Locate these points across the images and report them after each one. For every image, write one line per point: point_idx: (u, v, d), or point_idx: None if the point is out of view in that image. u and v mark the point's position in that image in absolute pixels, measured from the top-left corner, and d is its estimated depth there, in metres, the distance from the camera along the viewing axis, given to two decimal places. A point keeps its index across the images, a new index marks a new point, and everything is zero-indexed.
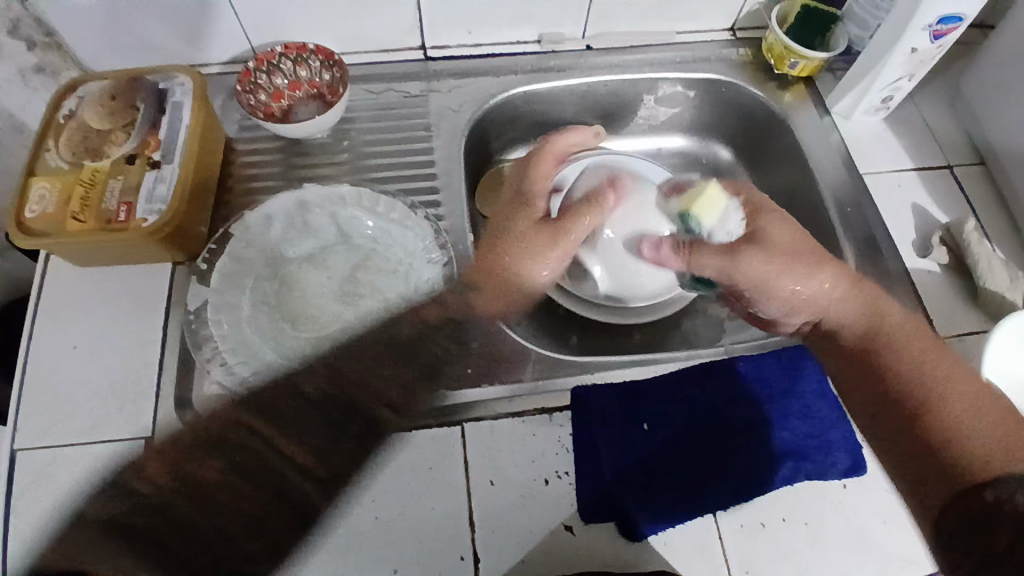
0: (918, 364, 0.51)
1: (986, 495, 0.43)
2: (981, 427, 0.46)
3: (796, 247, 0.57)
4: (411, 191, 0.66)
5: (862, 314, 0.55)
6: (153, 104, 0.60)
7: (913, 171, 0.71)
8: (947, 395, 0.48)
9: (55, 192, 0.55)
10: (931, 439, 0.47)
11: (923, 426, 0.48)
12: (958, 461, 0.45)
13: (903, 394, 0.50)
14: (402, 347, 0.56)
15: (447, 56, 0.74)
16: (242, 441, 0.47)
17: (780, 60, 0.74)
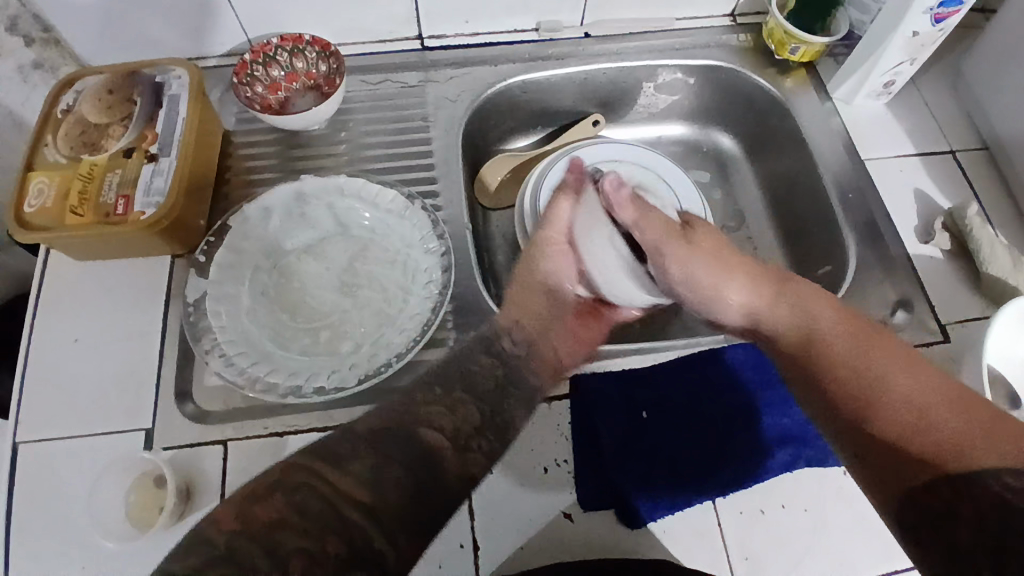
0: (857, 355, 0.45)
1: (942, 488, 0.38)
2: (933, 412, 0.40)
3: (717, 252, 0.55)
4: (409, 181, 0.66)
5: (789, 307, 0.50)
6: (150, 97, 0.60)
7: (915, 156, 0.71)
8: (895, 380, 0.43)
9: (53, 186, 0.55)
10: (876, 438, 0.42)
11: (876, 427, 0.42)
12: (918, 456, 0.40)
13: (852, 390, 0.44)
14: (438, 382, 0.49)
15: (444, 46, 0.74)
16: (310, 475, 0.41)
17: (781, 46, 0.73)
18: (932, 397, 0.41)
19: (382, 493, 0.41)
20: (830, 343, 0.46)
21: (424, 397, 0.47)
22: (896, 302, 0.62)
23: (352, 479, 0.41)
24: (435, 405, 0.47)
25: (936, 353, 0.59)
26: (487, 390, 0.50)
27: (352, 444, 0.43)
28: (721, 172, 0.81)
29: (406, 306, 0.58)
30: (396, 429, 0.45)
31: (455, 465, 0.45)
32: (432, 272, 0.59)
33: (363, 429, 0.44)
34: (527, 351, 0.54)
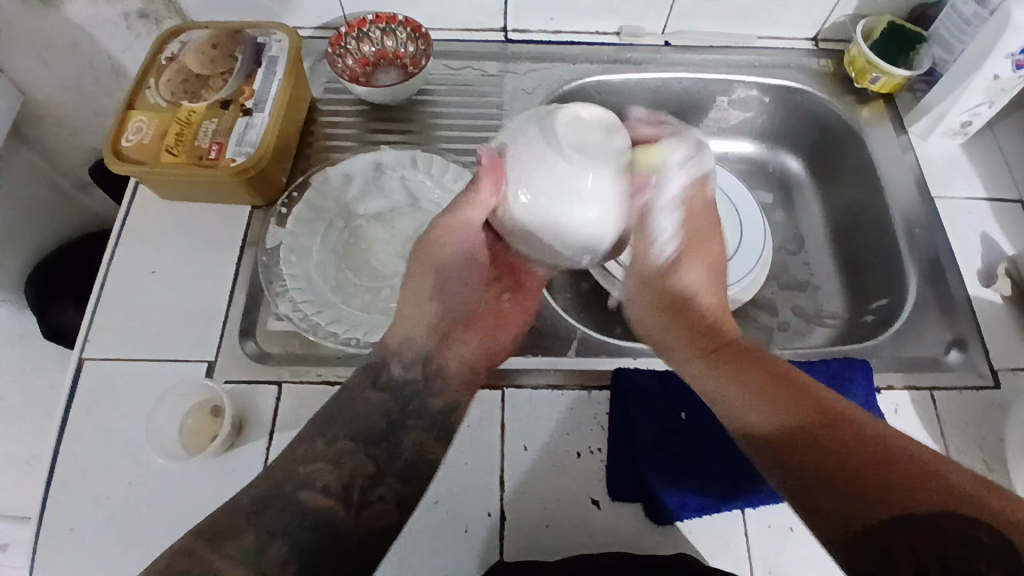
0: (811, 383, 0.45)
1: (919, 524, 0.36)
2: (898, 443, 0.39)
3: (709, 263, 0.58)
4: (478, 164, 0.68)
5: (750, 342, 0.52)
6: (250, 56, 0.64)
7: (985, 200, 0.70)
8: (870, 426, 0.41)
9: (152, 126, 0.59)
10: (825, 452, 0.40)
11: (829, 483, 0.39)
12: (854, 470, 0.39)
13: (804, 437, 0.42)
14: (320, 430, 0.48)
15: (528, 40, 0.76)
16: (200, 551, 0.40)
17: (862, 74, 0.73)
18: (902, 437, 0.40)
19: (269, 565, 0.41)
20: (783, 392, 0.45)
21: (303, 452, 0.46)
22: (949, 342, 0.62)
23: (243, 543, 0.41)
24: (312, 451, 0.46)
25: (985, 397, 0.58)
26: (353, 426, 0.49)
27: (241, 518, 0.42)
28: (784, 195, 0.81)
29: None
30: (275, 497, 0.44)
31: (352, 523, 0.45)
32: None
33: (246, 500, 0.43)
34: (421, 372, 0.54)
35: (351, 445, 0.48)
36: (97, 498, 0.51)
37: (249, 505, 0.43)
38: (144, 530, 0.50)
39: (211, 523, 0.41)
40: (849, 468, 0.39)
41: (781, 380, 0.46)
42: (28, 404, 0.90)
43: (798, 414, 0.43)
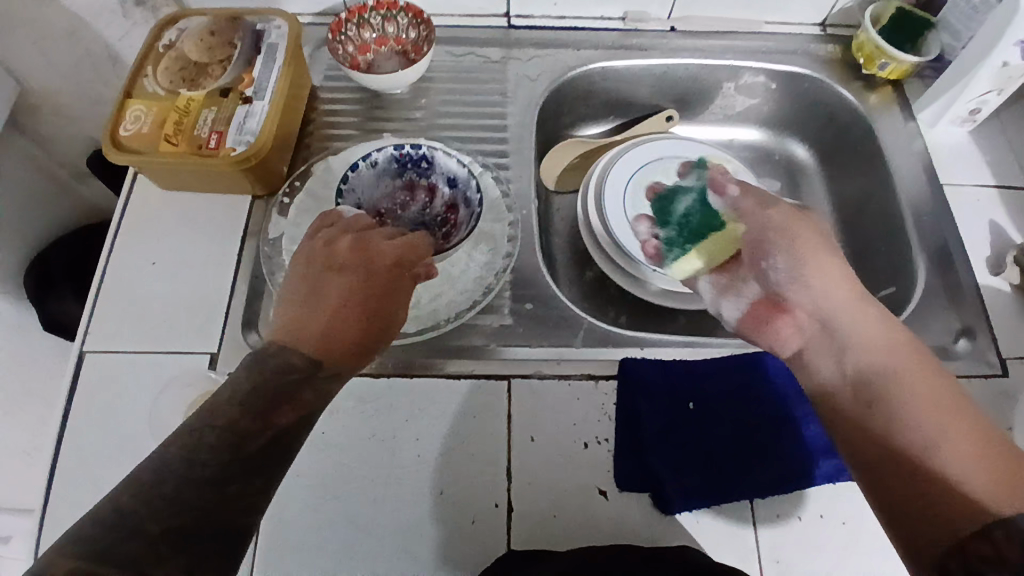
0: (897, 380, 0.46)
1: (991, 532, 0.36)
2: (969, 455, 0.41)
3: (819, 247, 0.54)
4: (481, 152, 0.67)
5: (845, 329, 0.50)
6: (250, 44, 0.62)
7: (993, 187, 0.69)
8: (947, 436, 0.42)
9: (150, 114, 0.58)
10: (889, 448, 0.43)
11: (884, 466, 0.43)
12: (915, 468, 0.42)
13: (866, 428, 0.46)
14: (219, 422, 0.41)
15: (531, 26, 0.75)
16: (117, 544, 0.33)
17: (869, 60, 0.72)
18: (961, 434, 0.42)
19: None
20: (859, 387, 0.48)
21: (201, 450, 0.39)
22: (958, 331, 0.61)
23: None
24: (205, 471, 0.38)
25: (994, 385, 0.58)
26: (239, 436, 0.41)
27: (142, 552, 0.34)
28: (790, 183, 0.80)
29: (467, 270, 0.60)
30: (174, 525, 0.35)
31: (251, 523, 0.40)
32: (499, 243, 0.61)
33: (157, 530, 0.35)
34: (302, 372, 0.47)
35: (247, 466, 0.40)
36: (102, 491, 0.50)
37: (158, 536, 0.35)
38: None
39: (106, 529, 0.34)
40: (902, 463, 0.42)
41: (860, 374, 0.48)
42: (28, 396, 0.89)
43: (867, 407, 0.46)
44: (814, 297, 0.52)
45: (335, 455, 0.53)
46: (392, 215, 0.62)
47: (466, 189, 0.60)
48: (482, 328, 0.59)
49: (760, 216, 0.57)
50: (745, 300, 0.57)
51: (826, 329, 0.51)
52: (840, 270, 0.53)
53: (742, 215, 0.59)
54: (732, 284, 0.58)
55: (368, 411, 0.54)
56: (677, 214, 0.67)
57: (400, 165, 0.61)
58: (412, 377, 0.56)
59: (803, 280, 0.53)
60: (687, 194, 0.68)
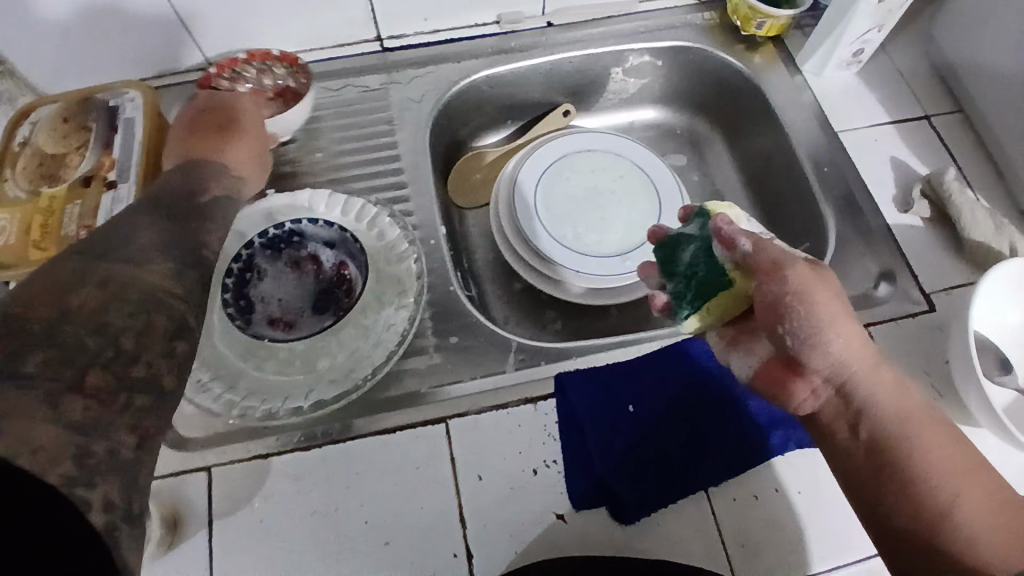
0: (913, 446, 0.42)
1: None
2: (982, 525, 0.40)
3: (836, 300, 0.43)
4: (377, 188, 0.64)
5: (859, 390, 0.43)
6: (105, 123, 0.57)
7: (890, 124, 0.70)
8: (962, 504, 0.41)
9: (14, 223, 0.53)
10: (905, 516, 0.42)
11: (900, 532, 0.43)
12: (933, 541, 0.41)
13: (883, 500, 0.43)
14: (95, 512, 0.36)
15: (406, 45, 0.71)
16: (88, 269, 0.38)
17: (746, 21, 0.72)
18: (970, 498, 0.41)
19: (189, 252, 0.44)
20: (878, 457, 0.43)
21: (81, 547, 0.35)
22: (878, 275, 0.62)
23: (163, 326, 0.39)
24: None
25: (923, 322, 0.59)
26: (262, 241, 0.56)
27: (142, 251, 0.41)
28: (697, 154, 0.80)
29: (381, 316, 0.58)
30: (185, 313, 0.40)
31: None
32: (406, 281, 0.59)
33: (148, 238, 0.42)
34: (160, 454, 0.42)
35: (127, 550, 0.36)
36: None
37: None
38: None
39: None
40: (920, 532, 0.42)
41: (873, 437, 0.43)
42: None
43: (882, 475, 0.43)
44: (832, 362, 0.43)
45: (279, 542, 0.50)
46: (289, 301, 0.60)
47: (349, 247, 0.60)
48: (411, 371, 0.57)
49: (772, 279, 0.43)
50: (756, 357, 0.47)
51: (837, 390, 0.44)
52: (848, 321, 0.43)
53: (755, 273, 0.45)
54: (743, 338, 0.48)
55: (306, 486, 0.51)
56: (682, 264, 0.54)
57: (273, 249, 0.60)
58: (346, 443, 0.53)
59: (817, 349, 0.43)
60: (692, 241, 0.53)
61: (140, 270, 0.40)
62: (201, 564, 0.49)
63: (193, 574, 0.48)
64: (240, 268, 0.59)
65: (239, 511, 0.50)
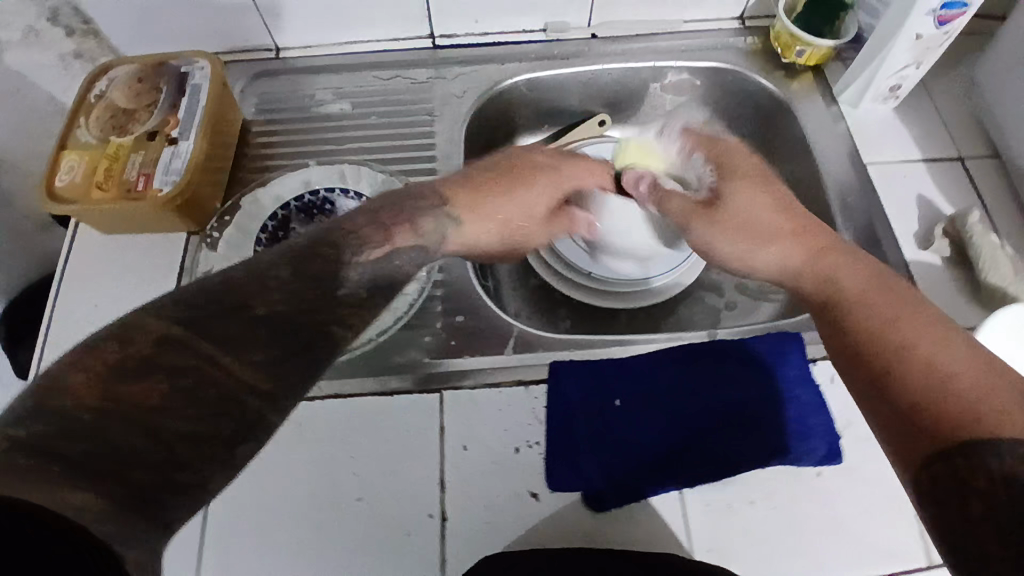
0: (886, 313, 0.44)
1: (958, 454, 0.36)
2: (956, 366, 0.40)
3: (775, 210, 0.55)
4: (409, 172, 0.68)
5: (820, 272, 0.50)
6: (175, 87, 0.64)
7: (922, 161, 0.70)
8: (921, 342, 0.42)
9: (83, 164, 0.60)
10: (871, 365, 0.43)
11: (868, 387, 0.43)
12: (891, 378, 0.41)
13: (861, 369, 0.44)
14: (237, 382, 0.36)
15: (456, 44, 0.76)
16: (197, 357, 0.34)
17: (787, 48, 0.73)
18: (926, 345, 0.41)
19: (284, 321, 0.38)
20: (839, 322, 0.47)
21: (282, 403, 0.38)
22: None
23: (226, 424, 0.34)
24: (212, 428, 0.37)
25: None
26: (375, 286, 0.45)
27: (245, 327, 0.37)
28: None
29: None
30: (269, 408, 0.36)
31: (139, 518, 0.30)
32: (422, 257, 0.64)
33: (260, 311, 0.37)
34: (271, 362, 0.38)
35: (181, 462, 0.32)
36: None
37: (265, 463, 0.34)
38: None
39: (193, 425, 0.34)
40: (879, 371, 0.42)
41: (833, 305, 0.48)
42: None
43: (859, 358, 0.44)
44: (767, 249, 0.54)
45: (274, 480, 0.54)
46: None
47: None
48: (417, 341, 0.61)
49: (672, 201, 0.62)
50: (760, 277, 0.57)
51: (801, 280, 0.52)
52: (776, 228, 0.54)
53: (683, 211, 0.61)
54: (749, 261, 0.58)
55: (305, 434, 0.55)
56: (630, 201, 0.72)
57: (306, 214, 0.63)
58: (346, 399, 0.57)
59: (749, 256, 0.55)
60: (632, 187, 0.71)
61: (233, 353, 0.35)
62: None
63: None
64: (274, 227, 0.63)
65: None
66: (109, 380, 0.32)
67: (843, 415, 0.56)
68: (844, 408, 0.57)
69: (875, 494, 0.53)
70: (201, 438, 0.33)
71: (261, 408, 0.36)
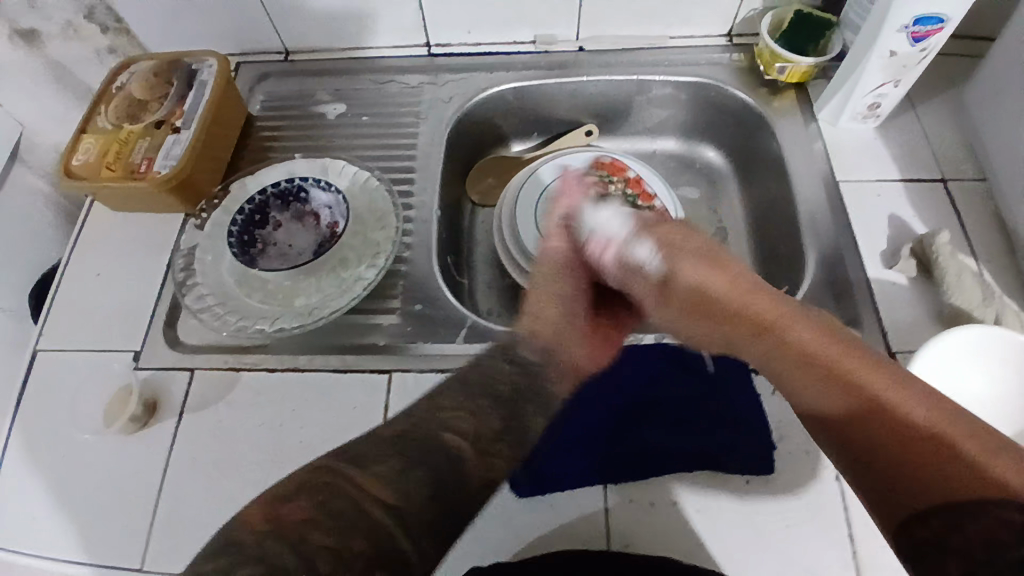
0: (848, 363, 0.42)
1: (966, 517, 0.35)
2: (948, 428, 0.37)
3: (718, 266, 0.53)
4: (390, 169, 0.73)
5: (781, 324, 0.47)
6: (183, 83, 0.71)
7: (899, 182, 0.69)
8: (899, 405, 0.39)
9: (97, 147, 0.67)
10: (864, 441, 0.40)
11: (869, 469, 0.39)
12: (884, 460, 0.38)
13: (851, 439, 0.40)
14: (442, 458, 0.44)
15: (449, 53, 0.80)
16: (338, 475, 0.42)
17: (769, 66, 0.74)
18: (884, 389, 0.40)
19: (405, 440, 0.45)
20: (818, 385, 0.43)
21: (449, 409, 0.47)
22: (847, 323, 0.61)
23: (366, 544, 0.40)
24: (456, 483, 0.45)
25: None
26: (506, 398, 0.48)
27: (458, 423, 0.47)
28: (711, 189, 0.82)
29: (359, 272, 0.65)
30: (399, 527, 0.41)
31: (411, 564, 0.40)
32: (382, 246, 0.66)
33: (387, 432, 0.46)
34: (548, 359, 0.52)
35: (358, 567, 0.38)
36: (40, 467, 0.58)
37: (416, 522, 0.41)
38: (73, 494, 0.57)
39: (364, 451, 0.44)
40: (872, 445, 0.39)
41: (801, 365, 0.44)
42: None
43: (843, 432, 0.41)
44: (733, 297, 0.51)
45: (229, 440, 0.58)
46: (285, 246, 0.66)
47: (340, 210, 0.65)
48: (378, 325, 0.64)
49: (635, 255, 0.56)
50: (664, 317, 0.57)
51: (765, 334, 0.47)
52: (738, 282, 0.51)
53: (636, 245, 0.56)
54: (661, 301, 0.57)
55: (263, 401, 0.59)
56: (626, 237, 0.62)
57: (282, 201, 0.66)
58: (302, 372, 0.61)
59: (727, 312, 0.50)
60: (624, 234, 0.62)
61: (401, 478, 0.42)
62: (166, 443, 0.58)
63: (158, 450, 0.58)
64: (251, 210, 0.66)
65: (206, 408, 0.59)
66: (282, 502, 0.41)
67: (779, 427, 0.56)
68: (781, 419, 0.56)
69: (802, 504, 0.53)
70: (343, 553, 0.39)
71: (405, 529, 0.41)
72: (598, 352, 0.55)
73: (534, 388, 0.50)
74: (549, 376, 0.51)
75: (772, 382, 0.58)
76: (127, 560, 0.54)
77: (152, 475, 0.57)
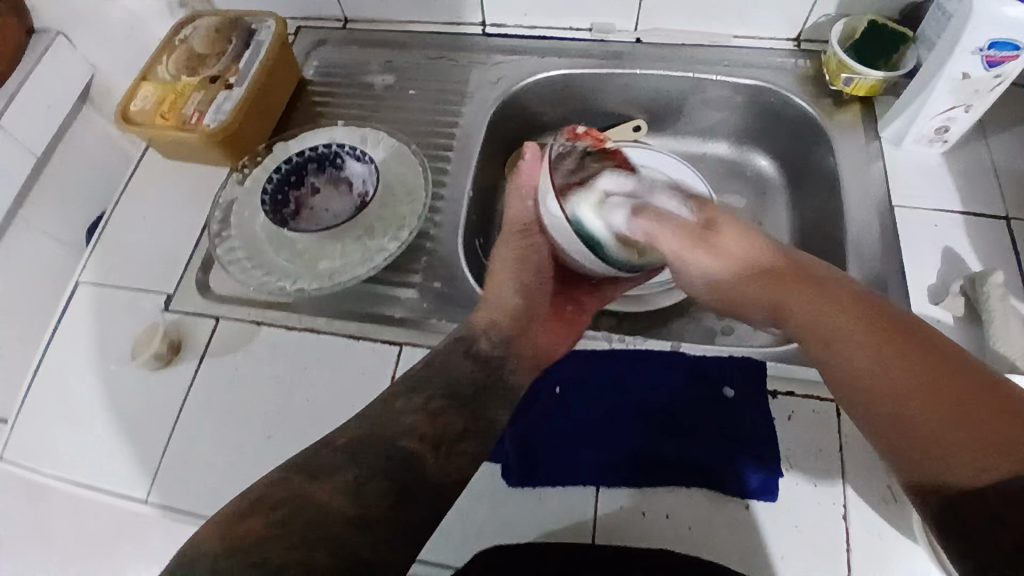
0: (880, 320, 0.44)
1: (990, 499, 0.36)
2: (980, 392, 0.38)
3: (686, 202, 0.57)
4: (429, 146, 0.74)
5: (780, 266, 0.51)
6: (242, 41, 0.73)
7: (959, 213, 0.64)
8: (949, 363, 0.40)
9: (155, 96, 0.70)
10: (923, 390, 0.40)
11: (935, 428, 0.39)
12: (934, 419, 0.39)
13: (906, 389, 0.40)
14: (389, 462, 0.47)
15: (503, 34, 0.80)
16: (298, 492, 0.44)
17: (835, 76, 0.70)
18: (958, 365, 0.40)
19: (366, 446, 0.47)
20: (878, 334, 0.43)
21: (400, 402, 0.51)
22: None
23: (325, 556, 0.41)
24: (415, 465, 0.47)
25: None
26: (465, 397, 0.53)
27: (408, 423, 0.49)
28: (759, 199, 0.79)
29: (383, 244, 0.66)
30: (363, 538, 0.43)
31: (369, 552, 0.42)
32: (407, 220, 0.67)
33: (344, 441, 0.48)
34: (505, 352, 0.57)
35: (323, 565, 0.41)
36: (68, 390, 0.62)
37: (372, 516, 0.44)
38: (95, 419, 0.60)
39: (308, 460, 0.46)
40: (939, 398, 0.39)
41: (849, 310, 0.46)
42: None
43: (903, 385, 0.41)
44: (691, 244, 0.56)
45: (239, 388, 0.60)
46: (318, 212, 0.67)
47: (371, 179, 0.66)
48: (396, 298, 0.64)
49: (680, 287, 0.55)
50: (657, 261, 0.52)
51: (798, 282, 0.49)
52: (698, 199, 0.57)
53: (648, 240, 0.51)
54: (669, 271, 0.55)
55: (276, 356, 0.61)
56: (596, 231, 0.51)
57: (318, 164, 0.67)
58: (317, 334, 0.62)
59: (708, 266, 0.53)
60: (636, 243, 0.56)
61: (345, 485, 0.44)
62: (183, 384, 0.60)
63: (175, 389, 0.60)
64: (287, 170, 0.66)
65: (224, 356, 0.61)
66: (233, 521, 0.42)
67: (789, 454, 0.53)
68: (792, 447, 0.54)
69: (801, 539, 0.50)
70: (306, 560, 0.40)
71: (369, 534, 0.43)
72: (556, 338, 0.60)
73: (493, 381, 0.55)
74: (506, 366, 0.56)
75: (790, 407, 0.55)
76: (135, 489, 0.57)
77: (166, 411, 0.60)
